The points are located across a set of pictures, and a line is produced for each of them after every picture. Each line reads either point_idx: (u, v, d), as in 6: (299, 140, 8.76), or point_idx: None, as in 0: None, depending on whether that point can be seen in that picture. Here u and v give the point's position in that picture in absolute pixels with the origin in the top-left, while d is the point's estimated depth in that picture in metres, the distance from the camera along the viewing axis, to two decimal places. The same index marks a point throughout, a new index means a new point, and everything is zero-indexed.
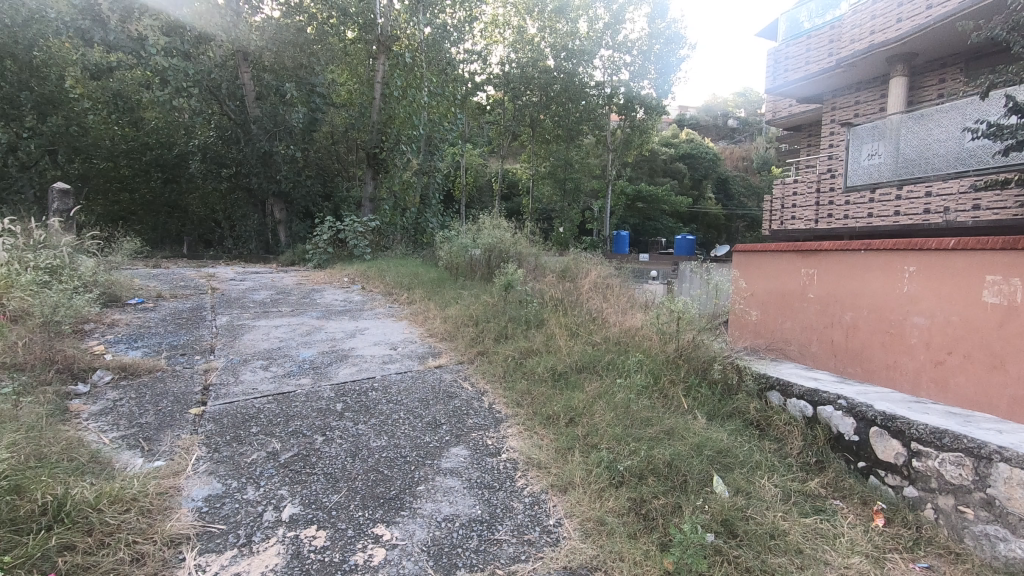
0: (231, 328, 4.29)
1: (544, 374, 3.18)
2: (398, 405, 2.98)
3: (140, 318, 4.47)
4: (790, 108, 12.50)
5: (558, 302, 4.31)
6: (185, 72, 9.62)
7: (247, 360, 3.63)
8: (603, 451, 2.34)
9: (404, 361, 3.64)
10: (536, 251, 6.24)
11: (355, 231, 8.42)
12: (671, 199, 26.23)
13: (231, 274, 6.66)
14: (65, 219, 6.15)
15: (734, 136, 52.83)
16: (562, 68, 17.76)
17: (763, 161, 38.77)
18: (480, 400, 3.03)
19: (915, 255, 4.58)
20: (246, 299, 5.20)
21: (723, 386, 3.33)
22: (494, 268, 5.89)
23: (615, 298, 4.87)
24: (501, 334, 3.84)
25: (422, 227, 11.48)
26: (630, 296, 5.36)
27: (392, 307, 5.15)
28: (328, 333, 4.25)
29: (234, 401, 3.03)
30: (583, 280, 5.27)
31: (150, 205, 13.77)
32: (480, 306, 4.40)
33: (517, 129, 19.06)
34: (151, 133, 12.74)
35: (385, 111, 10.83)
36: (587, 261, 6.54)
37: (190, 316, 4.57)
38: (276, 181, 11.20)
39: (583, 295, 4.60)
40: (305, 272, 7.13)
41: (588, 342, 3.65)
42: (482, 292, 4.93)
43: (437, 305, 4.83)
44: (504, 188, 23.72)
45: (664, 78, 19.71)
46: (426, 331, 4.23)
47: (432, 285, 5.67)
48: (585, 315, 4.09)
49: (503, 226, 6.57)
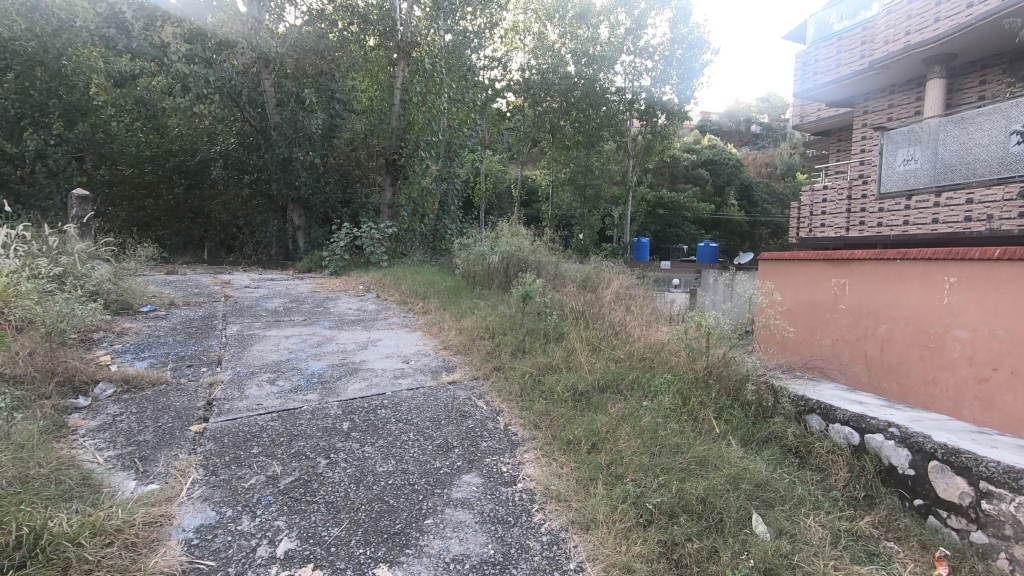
0: (241, 339, 4.16)
1: (564, 393, 2.97)
2: (408, 425, 2.80)
3: (150, 327, 4.38)
4: (819, 112, 12.15)
5: (579, 314, 4.10)
6: (207, 79, 9.60)
7: (254, 373, 3.49)
8: (629, 484, 2.13)
9: (416, 376, 3.46)
10: (556, 259, 6.04)
11: (372, 238, 8.32)
12: (694, 206, 25.81)
13: (247, 281, 6.59)
14: (83, 225, 6.17)
15: (757, 142, 52.01)
16: (583, 73, 17.65)
17: (788, 167, 38.05)
18: (495, 421, 2.83)
19: (958, 266, 4.27)
20: (258, 308, 5.09)
21: (757, 407, 3.09)
22: (512, 277, 5.71)
23: (639, 310, 4.64)
24: (518, 348, 3.65)
25: (441, 234, 11.40)
26: (655, 308, 5.12)
27: (406, 317, 4.99)
28: (339, 344, 4.09)
29: (236, 418, 2.88)
30: (605, 290, 5.05)
31: (173, 211, 13.60)
32: (496, 317, 4.21)
33: (537, 135, 18.94)
34: (175, 139, 12.84)
35: (404, 117, 10.78)
36: (609, 271, 6.31)
37: (200, 326, 4.46)
38: (295, 187, 11.18)
39: (605, 307, 4.38)
40: (321, 279, 7.04)
41: (610, 358, 3.43)
42: (499, 303, 4.74)
43: (453, 316, 4.65)
44: (524, 195, 23.58)
45: (686, 84, 19.42)
46: (440, 344, 4.05)
47: (448, 294, 5.49)
48: (607, 328, 3.88)
49: (521, 234, 6.39)
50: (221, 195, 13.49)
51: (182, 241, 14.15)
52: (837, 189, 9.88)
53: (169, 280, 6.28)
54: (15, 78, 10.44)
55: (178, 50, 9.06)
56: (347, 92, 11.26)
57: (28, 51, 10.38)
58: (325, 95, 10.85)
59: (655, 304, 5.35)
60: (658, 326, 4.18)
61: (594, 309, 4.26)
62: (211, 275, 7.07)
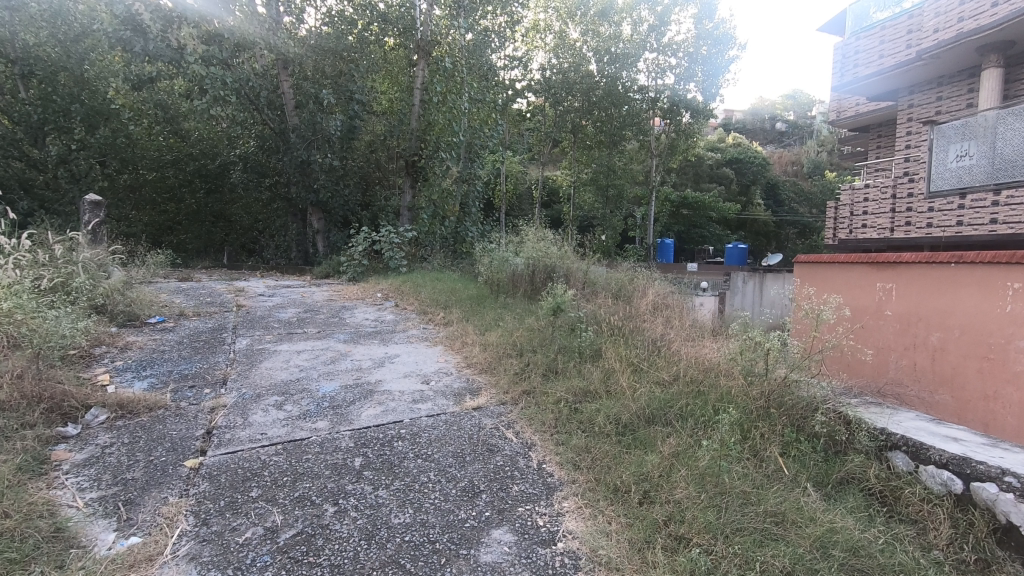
0: (250, 355, 3.88)
1: (606, 426, 2.60)
2: (430, 461, 2.46)
3: (156, 341, 4.11)
4: (859, 106, 11.53)
5: (615, 329, 3.71)
6: (223, 80, 9.40)
7: (260, 396, 3.17)
8: (697, 552, 1.76)
9: (438, 400, 3.12)
10: (585, 265, 5.66)
11: (390, 242, 8.04)
12: (720, 206, 25.10)
13: (261, 289, 6.34)
14: (93, 232, 6.01)
15: (783, 140, 50.81)
16: (605, 72, 17.28)
17: (815, 166, 37.02)
18: (527, 457, 2.48)
19: (1020, 271, 3.67)
20: (271, 319, 4.81)
21: (827, 440, 2.70)
22: (540, 285, 5.37)
23: (679, 323, 4.24)
24: (550, 369, 3.29)
25: (462, 237, 11.13)
26: (696, 320, 4.71)
27: (427, 329, 4.67)
28: (354, 361, 3.77)
29: (237, 451, 2.57)
30: (641, 300, 4.66)
31: (195, 215, 13.36)
32: (524, 332, 3.85)
33: (558, 136, 18.55)
34: (196, 143, 12.67)
35: (423, 118, 10.54)
36: (642, 277, 5.91)
37: (208, 339, 4.18)
38: (314, 191, 10.98)
39: (644, 320, 4.00)
40: (338, 286, 6.75)
41: (653, 381, 3.05)
42: (527, 315, 4.38)
43: (477, 330, 4.31)
44: (545, 196, 23.20)
45: (711, 81, 18.79)
46: (464, 361, 3.72)
47: (471, 304, 5.16)
48: (648, 345, 3.50)
49: (547, 238, 6.04)
50: (241, 198, 13.38)
51: (203, 246, 13.83)
52: (880, 188, 9.30)
53: (182, 288, 6.06)
54: (39, 83, 10.75)
55: (195, 52, 8.91)
56: (366, 92, 11.06)
57: (50, 57, 10.60)
58: (345, 96, 10.64)
59: (695, 315, 4.94)
60: (708, 343, 3.78)
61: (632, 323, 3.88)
62: (227, 282, 6.85)
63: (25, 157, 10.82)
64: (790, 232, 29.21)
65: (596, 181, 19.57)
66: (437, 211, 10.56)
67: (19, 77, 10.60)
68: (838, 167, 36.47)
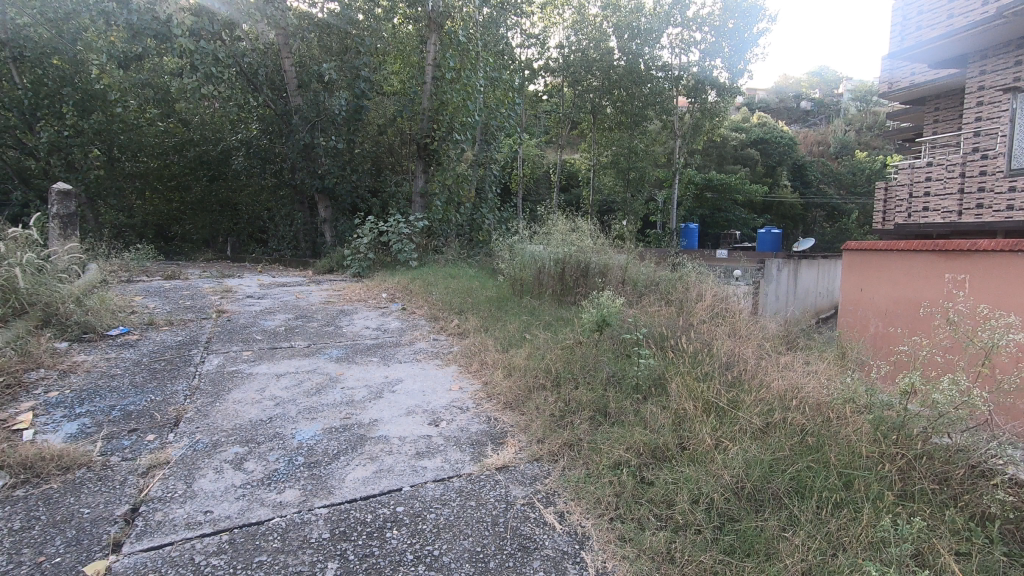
0: (218, 380, 3.12)
1: (693, 515, 1.77)
2: (439, 571, 1.66)
3: (109, 361, 3.37)
4: (915, 77, 10.45)
5: (677, 351, 2.89)
6: (215, 55, 8.52)
7: (216, 447, 2.40)
8: None
9: (448, 454, 2.33)
10: (625, 261, 4.80)
11: (399, 233, 7.22)
12: (746, 189, 23.83)
13: (253, 289, 5.59)
14: (63, 226, 5.37)
15: (808, 119, 48.67)
16: (627, 49, 16.19)
17: (843, 146, 35.22)
18: (581, 566, 1.66)
19: None
20: (252, 329, 4.06)
21: (1009, 528, 1.88)
22: (571, 285, 4.56)
23: (752, 338, 3.38)
24: (599, 410, 2.47)
25: (478, 225, 10.34)
26: (768, 329, 3.84)
27: (437, 340, 3.89)
28: (345, 390, 2.98)
29: (164, 545, 1.79)
30: (699, 308, 3.80)
31: (200, 205, 12.73)
32: (559, 353, 3.02)
33: (577, 117, 17.53)
34: (197, 128, 11.93)
35: (437, 97, 9.41)
36: (692, 274, 5.02)
37: (173, 359, 3.43)
38: (319, 177, 10.20)
39: (713, 336, 3.16)
40: (341, 284, 6.00)
41: (746, 432, 2.22)
42: (563, 327, 3.55)
43: (500, 345, 3.49)
44: (563, 181, 22.18)
45: (739, 57, 17.44)
46: (484, 390, 2.93)
47: (491, 309, 4.35)
48: (724, 373, 2.67)
49: (579, 229, 5.17)
50: (247, 185, 12.44)
51: (209, 236, 13.24)
52: (947, 167, 8.24)
53: (162, 290, 5.32)
54: (30, 66, 10.25)
55: (183, 24, 8.14)
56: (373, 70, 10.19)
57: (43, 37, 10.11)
58: (351, 74, 9.78)
59: (767, 322, 4.07)
60: (799, 368, 2.92)
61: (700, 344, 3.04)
62: (216, 279, 6.11)
63: (20, 144, 10.68)
64: (818, 215, 27.74)
65: (617, 163, 18.54)
66: (452, 197, 9.72)
67: (10, 60, 10.07)
68: (868, 147, 34.71)
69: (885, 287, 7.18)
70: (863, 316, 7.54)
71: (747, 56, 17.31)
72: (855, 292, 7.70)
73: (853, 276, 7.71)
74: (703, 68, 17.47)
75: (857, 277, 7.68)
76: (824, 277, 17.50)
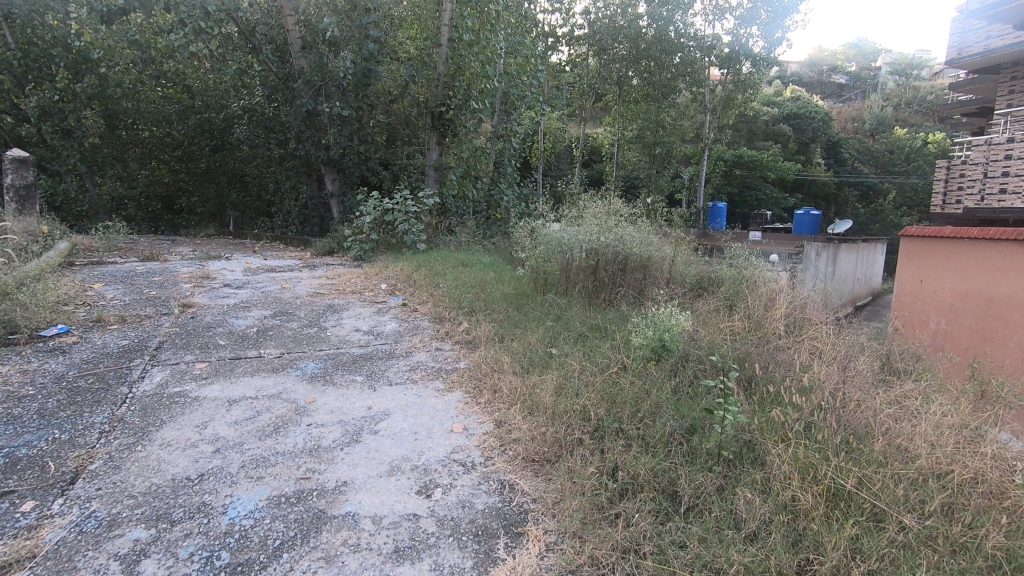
0: (149, 410, 2.39)
1: None
2: None
3: (24, 376, 2.63)
4: (991, 42, 9.17)
5: (764, 401, 2.06)
6: (205, 8, 7.60)
7: (110, 530, 1.66)
8: None
9: (445, 558, 1.54)
10: (671, 253, 3.95)
11: (405, 213, 6.39)
12: (779, 166, 22.40)
13: (234, 275, 4.86)
14: (20, 198, 4.93)
15: (843, 94, 46.09)
16: (655, 15, 14.72)
17: (879, 123, 33.07)
18: None
19: None
20: (217, 332, 3.32)
21: None
22: (605, 280, 3.73)
23: (852, 367, 2.54)
24: (663, 491, 1.68)
25: (495, 202, 9.47)
26: (861, 348, 2.98)
27: (439, 351, 3.12)
28: (311, 430, 2.24)
29: None
30: (770, 322, 2.97)
31: (204, 178, 12.16)
32: (601, 388, 2.22)
33: (602, 88, 16.27)
34: (199, 94, 11.02)
35: (452, 62, 8.36)
36: (750, 268, 4.15)
37: (106, 374, 2.70)
38: (325, 147, 9.33)
39: (807, 370, 2.34)
40: (337, 270, 5.25)
41: (904, 552, 1.41)
42: (601, 345, 2.74)
43: (519, 365, 2.71)
44: (585, 156, 21.00)
45: (777, 23, 15.58)
46: (497, 438, 2.15)
47: (507, 313, 3.56)
48: (838, 428, 1.86)
49: (613, 212, 4.29)
50: (252, 157, 11.72)
51: (213, 210, 12.62)
52: None
53: (128, 276, 4.60)
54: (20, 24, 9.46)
55: None
56: (383, 31, 9.21)
57: None
58: (359, 34, 8.83)
59: (855, 335, 3.22)
60: (930, 417, 2.10)
61: (792, 383, 2.22)
62: (197, 262, 5.39)
63: (14, 109, 9.97)
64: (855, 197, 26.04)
65: (642, 138, 17.15)
66: (468, 171, 8.84)
67: None
68: (908, 125, 32.59)
69: (950, 279, 6.18)
70: (921, 311, 6.58)
71: (787, 22, 15.46)
72: (914, 284, 6.72)
73: (911, 267, 6.70)
74: (738, 36, 15.86)
75: (914, 268, 6.68)
76: (862, 262, 16.38)
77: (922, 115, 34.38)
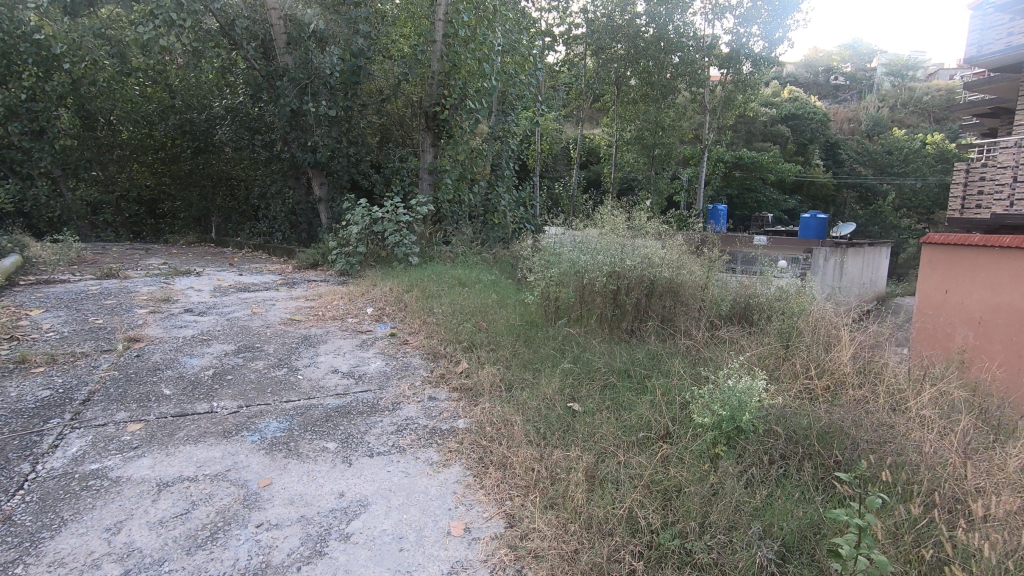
0: (47, 502, 1.80)
1: None
2: None
3: None
4: (1014, 39, 8.56)
5: (885, 513, 1.49)
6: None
7: None
8: None
9: None
10: (703, 273, 3.39)
11: (396, 222, 5.79)
12: (780, 167, 21.90)
13: (199, 296, 4.26)
14: None
15: (839, 94, 45.70)
16: (654, 14, 14.00)
17: (875, 123, 32.60)
18: None
19: None
20: (164, 377, 2.73)
21: None
22: (627, 307, 3.20)
23: (965, 441, 1.97)
24: None
25: (493, 206, 8.81)
26: (951, 400, 2.41)
27: (433, 404, 2.54)
28: (257, 538, 1.65)
29: None
30: (839, 370, 2.42)
31: (185, 181, 11.56)
32: (650, 481, 1.66)
33: (600, 89, 15.45)
34: (181, 94, 10.47)
35: (447, 58, 7.76)
36: (792, 284, 3.57)
37: (5, 444, 2.09)
38: (312, 150, 8.71)
39: (922, 453, 1.77)
40: (319, 289, 4.67)
41: None
42: (638, 405, 2.18)
43: (533, 432, 2.14)
44: (582, 157, 20.40)
45: (777, 23, 14.90)
46: (511, 549, 1.57)
47: (514, 350, 2.99)
48: (1010, 566, 1.30)
49: (635, 227, 3.73)
50: (236, 159, 11.13)
51: (196, 215, 12.01)
52: None
53: (77, 299, 3.99)
54: None
55: None
56: (374, 26, 8.62)
57: None
58: (347, 29, 8.21)
59: (936, 377, 2.65)
60: None
61: (907, 473, 1.66)
62: (161, 281, 4.79)
63: None
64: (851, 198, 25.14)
65: (641, 140, 16.54)
66: (464, 173, 8.26)
67: None
68: (906, 126, 32.18)
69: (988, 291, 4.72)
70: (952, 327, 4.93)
71: (788, 21, 14.76)
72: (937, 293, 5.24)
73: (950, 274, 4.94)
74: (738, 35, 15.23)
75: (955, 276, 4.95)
76: (867, 266, 15.89)
77: (919, 116, 34.02)
